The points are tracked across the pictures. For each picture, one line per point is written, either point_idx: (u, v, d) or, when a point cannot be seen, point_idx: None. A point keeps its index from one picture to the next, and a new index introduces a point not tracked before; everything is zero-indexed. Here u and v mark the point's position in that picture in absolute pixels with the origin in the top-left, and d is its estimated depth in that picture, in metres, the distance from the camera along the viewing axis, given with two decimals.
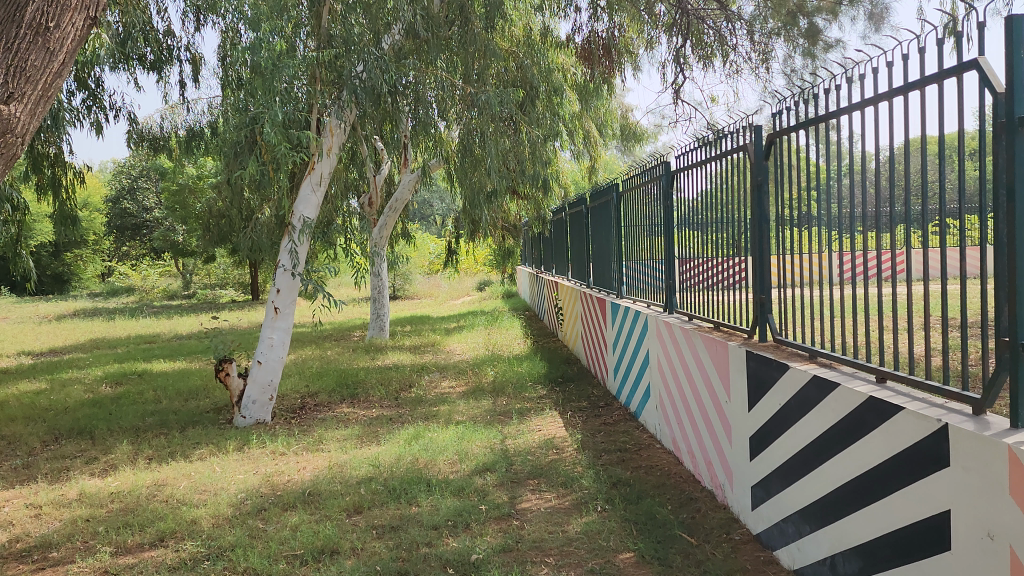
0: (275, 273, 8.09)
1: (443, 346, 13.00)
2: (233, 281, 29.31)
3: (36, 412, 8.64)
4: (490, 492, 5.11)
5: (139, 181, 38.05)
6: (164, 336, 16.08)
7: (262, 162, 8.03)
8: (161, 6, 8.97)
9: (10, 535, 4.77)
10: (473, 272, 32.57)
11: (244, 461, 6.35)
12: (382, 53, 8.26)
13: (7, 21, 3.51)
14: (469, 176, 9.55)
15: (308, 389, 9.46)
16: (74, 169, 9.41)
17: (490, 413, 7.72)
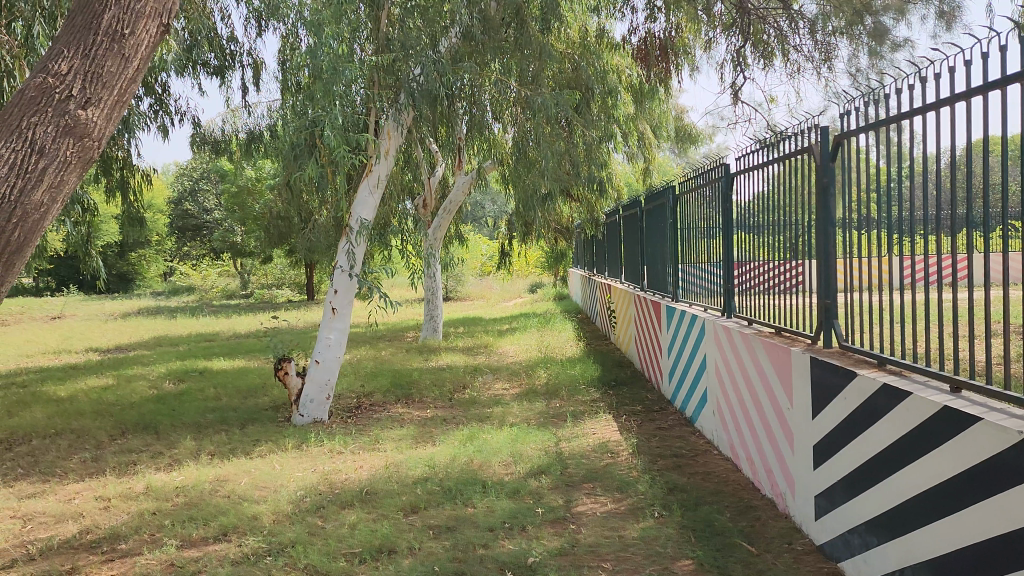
0: (333, 273, 8.19)
1: (495, 347, 13.04)
2: (289, 281, 29.85)
3: (104, 407, 8.92)
4: (544, 495, 5.10)
5: (200, 182, 39.02)
6: (224, 335, 16.47)
7: (321, 164, 8.15)
8: (225, 13, 9.19)
9: (81, 526, 4.92)
10: (524, 273, 32.60)
11: (301, 459, 6.45)
12: (439, 56, 8.31)
13: (85, 30, 3.58)
14: (524, 178, 9.55)
15: (363, 389, 9.57)
16: (140, 172, 9.70)
17: (544, 416, 7.72)
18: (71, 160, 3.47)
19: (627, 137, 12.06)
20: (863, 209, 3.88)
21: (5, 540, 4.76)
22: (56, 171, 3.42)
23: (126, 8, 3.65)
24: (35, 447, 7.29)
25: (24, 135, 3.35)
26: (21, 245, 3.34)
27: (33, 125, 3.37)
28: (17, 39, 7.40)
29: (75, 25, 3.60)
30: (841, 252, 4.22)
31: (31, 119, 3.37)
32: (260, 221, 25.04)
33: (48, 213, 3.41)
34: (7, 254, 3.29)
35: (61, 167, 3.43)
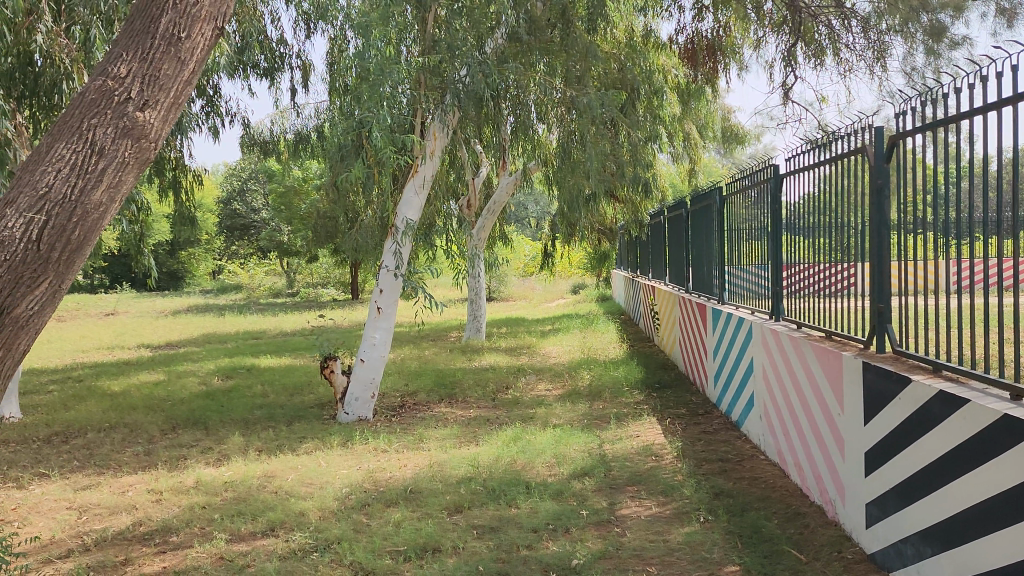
0: (379, 273, 8.27)
1: (538, 348, 13.03)
2: (334, 281, 30.20)
3: (155, 402, 9.12)
4: (588, 497, 5.08)
5: (248, 183, 39.72)
6: (270, 333, 16.74)
7: (368, 165, 8.23)
8: (276, 16, 9.34)
9: (134, 518, 5.04)
10: (567, 274, 32.50)
11: (346, 456, 6.51)
12: (485, 57, 8.33)
13: (143, 33, 3.45)
14: (568, 179, 9.53)
15: (407, 388, 9.64)
16: (191, 172, 9.90)
17: (587, 418, 7.70)
18: (128, 161, 3.36)
19: (672, 137, 11.95)
20: (917, 210, 3.78)
21: (62, 531, 4.90)
22: (114, 172, 3.32)
23: (184, 10, 3.49)
24: (90, 440, 7.49)
25: (84, 136, 3.26)
26: (80, 245, 3.27)
27: (93, 127, 3.28)
28: (76, 43, 7.62)
29: (134, 28, 3.47)
30: (895, 255, 4.13)
31: (90, 121, 3.29)
32: (306, 221, 25.38)
33: (106, 214, 3.32)
34: (66, 254, 3.22)
35: (119, 168, 3.33)
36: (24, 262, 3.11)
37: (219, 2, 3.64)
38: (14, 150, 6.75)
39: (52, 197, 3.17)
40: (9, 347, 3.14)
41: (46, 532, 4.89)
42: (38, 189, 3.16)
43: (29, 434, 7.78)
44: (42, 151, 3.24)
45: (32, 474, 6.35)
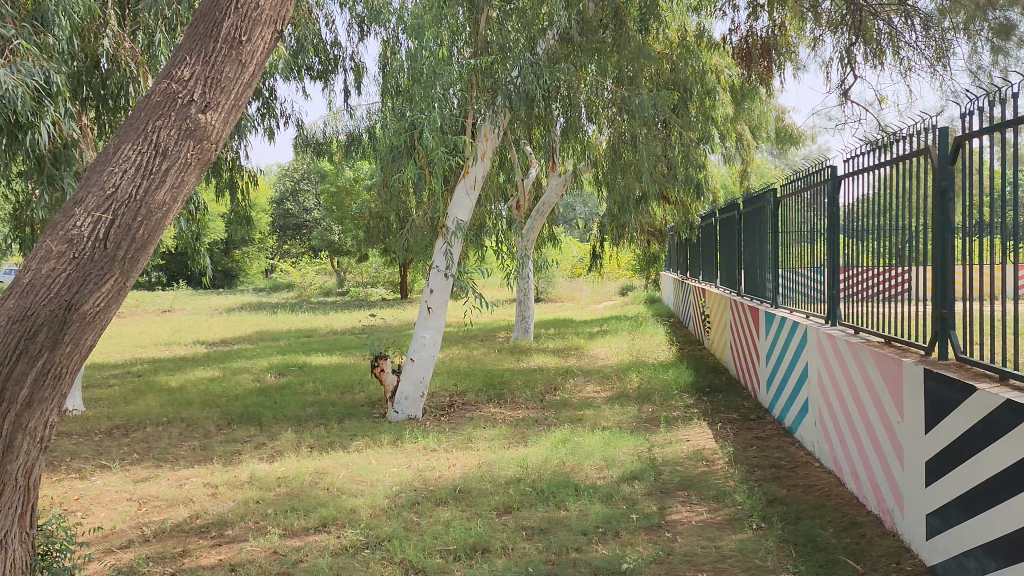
0: (429, 273, 8.30)
1: (586, 350, 12.99)
2: (384, 280, 30.51)
3: (211, 398, 9.33)
4: (638, 501, 5.04)
5: (301, 183, 40.40)
6: (322, 331, 16.99)
7: (420, 166, 8.29)
8: (330, 19, 9.47)
9: (192, 511, 5.16)
10: (616, 275, 32.33)
11: (396, 455, 6.58)
12: (536, 58, 8.34)
13: (205, 37, 3.50)
14: (618, 181, 9.47)
15: (456, 388, 9.70)
16: (247, 173, 10.09)
17: (637, 421, 7.64)
18: (191, 161, 3.44)
19: (724, 138, 11.82)
20: (983, 214, 3.67)
21: (123, 521, 5.03)
22: (177, 173, 3.41)
23: (245, 15, 3.54)
24: (150, 434, 7.69)
25: (149, 138, 3.35)
26: (145, 243, 3.35)
27: (157, 129, 3.36)
28: (140, 47, 7.87)
29: (196, 32, 3.52)
30: (959, 259, 4.00)
31: (155, 124, 3.37)
32: (357, 220, 25.69)
33: (168, 214, 3.40)
34: (131, 253, 3.30)
35: (182, 169, 3.41)
36: (92, 260, 3.20)
37: (280, 5, 3.68)
38: (80, 151, 6.97)
39: (119, 197, 3.26)
40: (77, 342, 3.23)
41: (107, 523, 5.03)
42: (105, 190, 3.25)
43: (91, 427, 8.02)
44: (108, 152, 3.33)
45: (94, 465, 6.54)
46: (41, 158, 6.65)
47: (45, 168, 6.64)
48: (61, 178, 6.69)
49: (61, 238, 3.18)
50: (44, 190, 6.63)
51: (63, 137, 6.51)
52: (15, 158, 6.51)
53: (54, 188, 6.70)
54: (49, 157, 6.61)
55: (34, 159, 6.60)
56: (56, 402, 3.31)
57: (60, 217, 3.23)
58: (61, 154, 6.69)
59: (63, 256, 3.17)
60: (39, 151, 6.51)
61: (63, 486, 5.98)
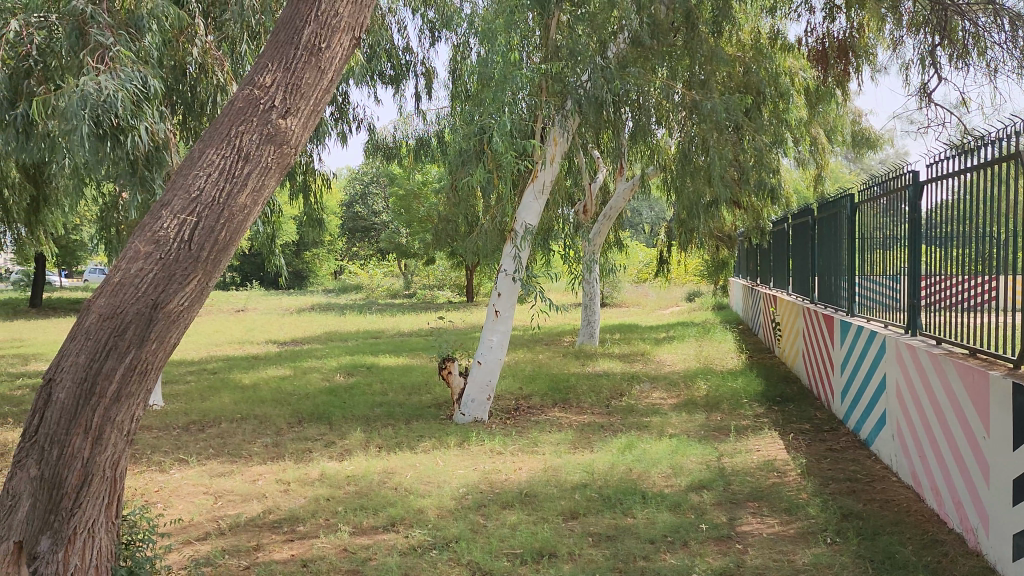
0: (497, 276, 8.33)
1: (652, 356, 12.85)
2: (450, 283, 30.77)
3: (283, 396, 9.55)
4: (707, 511, 4.96)
5: (370, 185, 41.21)
6: (389, 333, 17.22)
7: (489, 170, 8.34)
8: (402, 25, 9.61)
9: (265, 506, 5.29)
10: (683, 281, 31.88)
11: (463, 456, 6.62)
12: (607, 62, 8.31)
13: (286, 45, 3.58)
14: (688, 185, 9.35)
15: (522, 392, 9.71)
16: (320, 177, 10.30)
17: (705, 429, 7.52)
18: (272, 166, 3.52)
19: (797, 142, 11.57)
20: None
21: (200, 514, 5.19)
22: (259, 177, 3.50)
23: (324, 22, 3.61)
24: (224, 430, 7.92)
25: (232, 142, 3.45)
26: (227, 244, 3.44)
27: (240, 134, 3.46)
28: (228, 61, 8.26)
29: (278, 40, 3.61)
30: None
31: (237, 129, 3.46)
32: (425, 224, 26.02)
33: (249, 216, 3.50)
34: (214, 254, 3.40)
35: (263, 173, 3.50)
36: (177, 261, 3.31)
37: (359, 13, 3.74)
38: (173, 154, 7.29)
39: (203, 200, 3.37)
40: (163, 340, 3.34)
41: (186, 515, 5.20)
42: (190, 193, 3.37)
43: (170, 421, 8.31)
44: (194, 156, 3.45)
45: (172, 459, 6.76)
46: (134, 160, 6.88)
47: (138, 170, 6.87)
48: (152, 180, 6.95)
49: (149, 239, 3.31)
50: (136, 190, 6.86)
51: (156, 139, 6.82)
52: (117, 163, 6.72)
53: (145, 190, 6.94)
54: (142, 159, 6.86)
55: (129, 162, 6.82)
56: (142, 397, 3.42)
57: (149, 219, 3.37)
58: (152, 156, 6.98)
59: (150, 257, 3.29)
60: (137, 153, 6.73)
61: (143, 478, 6.20)
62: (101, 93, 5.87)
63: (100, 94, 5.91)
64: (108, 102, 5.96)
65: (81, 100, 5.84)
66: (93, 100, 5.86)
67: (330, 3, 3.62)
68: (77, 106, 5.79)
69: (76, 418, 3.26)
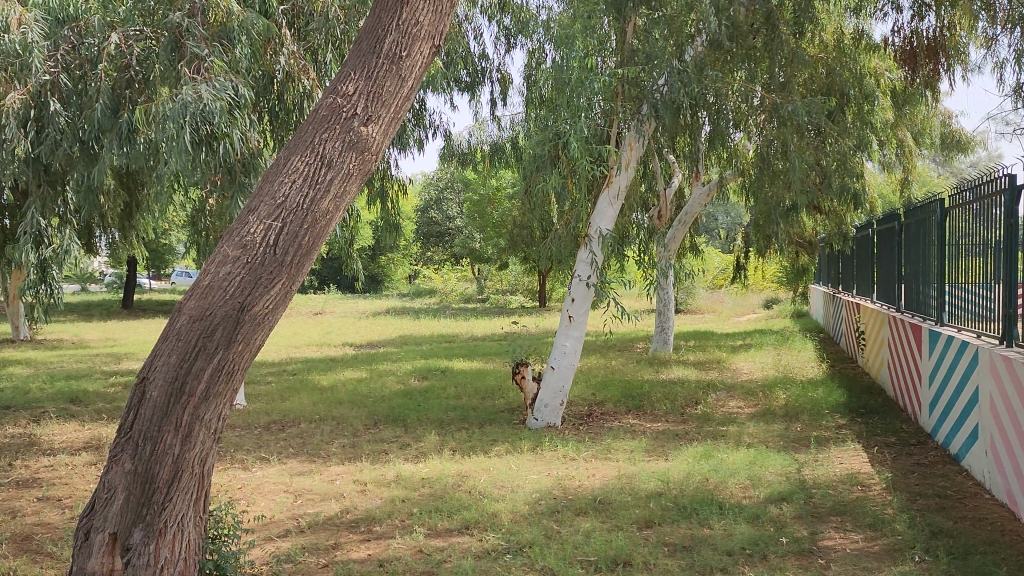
0: (571, 282, 8.31)
1: (728, 363, 12.61)
2: (523, 288, 30.82)
3: (360, 398, 9.74)
4: (787, 524, 4.83)
5: (445, 192, 41.86)
6: (462, 337, 17.37)
7: (564, 175, 8.33)
8: (478, 32, 9.70)
9: (342, 506, 5.39)
10: (761, 287, 31.17)
11: (536, 462, 6.63)
12: (686, 66, 8.20)
13: (369, 53, 3.65)
14: (766, 190, 9.16)
15: (595, 398, 9.66)
16: (397, 183, 10.46)
17: (784, 439, 7.34)
18: (354, 172, 3.60)
19: (883, 145, 11.18)
20: None
21: (281, 512, 5.33)
22: (341, 183, 3.58)
23: (405, 31, 3.67)
24: (303, 430, 8.12)
25: (316, 149, 3.53)
26: (310, 248, 3.53)
27: (324, 141, 3.54)
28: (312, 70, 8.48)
29: (361, 49, 3.68)
30: None
31: (321, 136, 3.55)
32: (499, 229, 26.18)
33: (331, 222, 3.58)
34: (298, 258, 3.49)
35: (345, 179, 3.58)
36: (263, 264, 3.42)
37: (439, 22, 3.79)
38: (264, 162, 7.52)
39: (288, 205, 3.47)
40: (249, 342, 3.44)
41: (267, 512, 5.34)
42: (276, 199, 3.47)
43: (252, 421, 8.57)
44: (279, 163, 3.55)
45: (255, 457, 6.97)
46: (232, 170, 7.20)
47: (236, 178, 7.17)
48: (250, 185, 7.24)
49: (237, 243, 3.42)
50: (238, 196, 7.14)
51: (250, 146, 7.20)
52: (214, 170, 6.99)
53: (245, 195, 7.22)
54: (239, 167, 7.17)
55: (228, 171, 7.13)
56: (229, 398, 3.53)
57: (237, 224, 3.48)
58: (249, 164, 7.28)
59: (238, 260, 3.40)
60: (233, 161, 7.01)
61: (227, 475, 6.40)
62: (200, 102, 6.17)
63: (199, 103, 6.19)
64: (206, 111, 6.24)
65: (182, 108, 6.12)
66: (193, 108, 6.14)
67: (411, 13, 3.69)
68: (178, 114, 6.07)
69: (168, 415, 3.38)
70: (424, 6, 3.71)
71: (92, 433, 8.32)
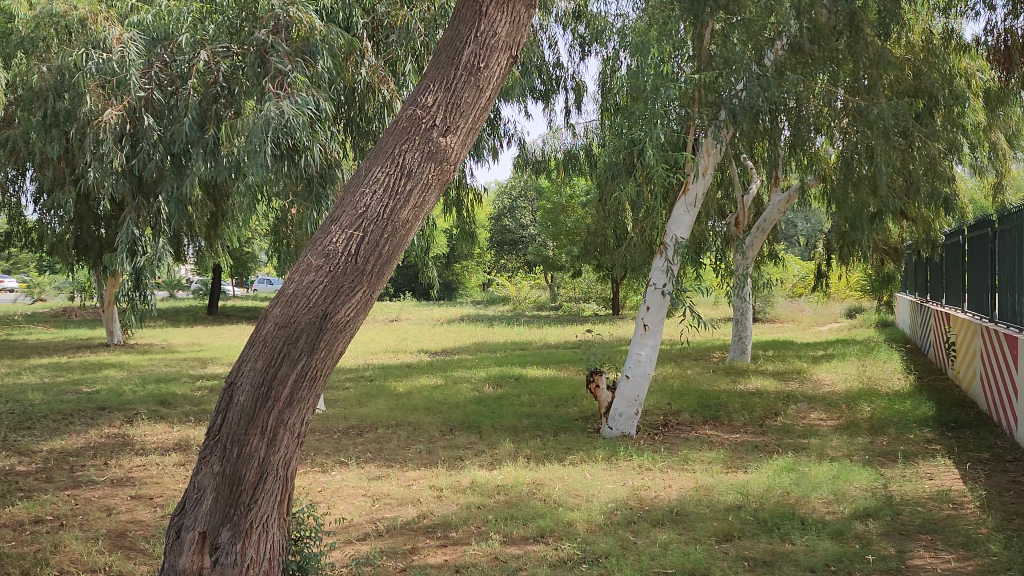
0: (646, 290, 8.21)
1: (809, 374, 12.28)
2: (597, 295, 30.63)
3: (436, 404, 9.85)
4: (874, 541, 4.66)
5: (518, 201, 42.16)
6: (536, 345, 17.36)
7: (640, 183, 8.26)
8: (553, 41, 9.73)
9: (420, 511, 5.47)
10: (843, 296, 30.24)
11: (612, 471, 6.57)
12: (765, 70, 8.04)
13: (447, 66, 3.70)
14: (850, 196, 8.89)
15: (670, 407, 9.54)
16: (472, 192, 10.56)
17: (870, 453, 7.09)
18: (432, 182, 3.65)
19: (975, 148, 10.72)
20: None
21: (359, 515, 5.43)
22: (420, 193, 3.63)
23: (483, 43, 3.71)
24: (381, 435, 8.27)
25: (396, 160, 3.60)
26: (390, 258, 3.59)
27: (403, 152, 3.61)
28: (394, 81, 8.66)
29: (439, 61, 3.74)
30: None
31: (401, 147, 3.62)
32: (573, 236, 26.15)
33: (410, 231, 3.63)
34: (378, 267, 3.56)
35: (424, 190, 3.63)
36: (345, 273, 3.49)
37: (517, 32, 3.82)
38: (342, 173, 7.68)
39: (369, 215, 3.54)
40: (331, 349, 3.52)
41: (347, 515, 5.45)
42: (357, 210, 3.55)
43: (331, 425, 8.76)
44: (361, 175, 3.63)
45: (334, 461, 7.13)
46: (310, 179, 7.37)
47: (314, 189, 7.33)
48: (327, 197, 7.38)
49: (320, 253, 3.51)
50: (315, 208, 7.30)
51: (328, 157, 7.40)
52: (294, 181, 7.17)
53: (323, 206, 7.37)
54: (318, 178, 7.33)
55: (306, 181, 7.30)
56: (312, 403, 3.62)
57: (320, 234, 3.57)
58: (326, 174, 7.43)
59: (321, 269, 3.49)
60: (313, 172, 7.20)
61: (308, 478, 6.56)
62: (283, 117, 6.38)
63: (281, 119, 6.40)
64: (288, 126, 6.45)
65: (265, 124, 6.33)
66: (275, 124, 6.34)
67: (489, 24, 3.73)
68: (261, 130, 6.28)
69: (254, 419, 3.49)
70: (501, 16, 3.75)
71: (181, 434, 8.64)
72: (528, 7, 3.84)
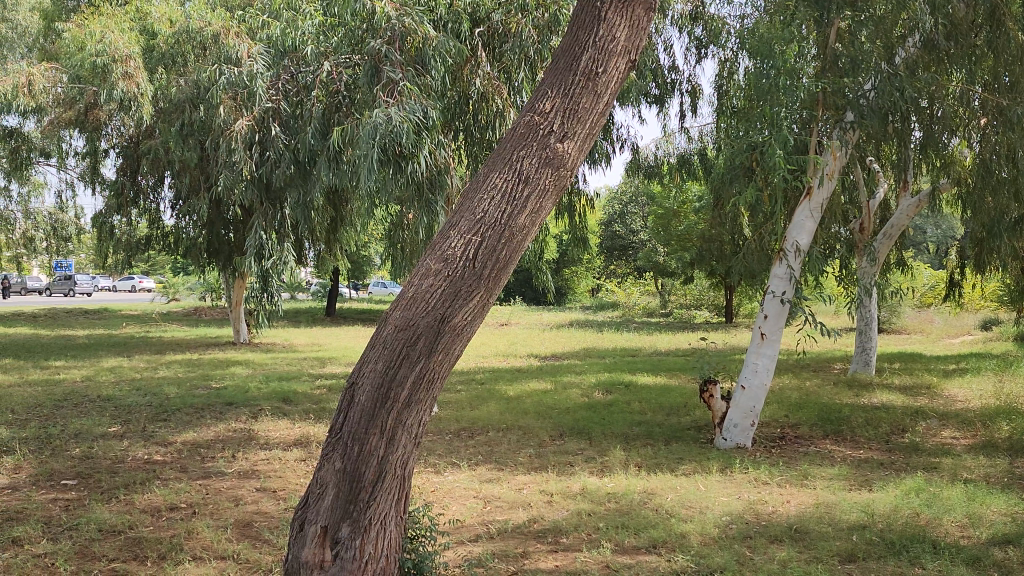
0: (764, 298, 7.94)
1: (940, 389, 11.59)
2: (709, 303, 29.92)
3: (546, 409, 9.86)
4: (1015, 570, 4.35)
5: (628, 206, 41.87)
6: (646, 352, 17.11)
7: (759, 187, 8.01)
8: (668, 43, 9.59)
9: (530, 515, 5.49)
10: (977, 306, 28.39)
11: (726, 483, 6.41)
12: (895, 70, 7.68)
13: (566, 71, 3.70)
14: (986, 200, 8.37)
15: (789, 420, 9.21)
16: (584, 197, 10.53)
17: (1010, 475, 6.63)
18: (549, 188, 3.65)
19: None
20: None
21: (472, 517, 5.51)
22: (537, 199, 3.64)
23: (601, 47, 3.69)
24: (492, 438, 8.36)
25: (513, 166, 3.63)
26: (506, 262, 3.63)
27: (520, 158, 3.63)
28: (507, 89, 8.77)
29: (558, 66, 3.74)
30: None
31: (518, 153, 3.64)
32: (685, 242, 25.64)
33: (525, 237, 3.64)
34: (494, 272, 3.59)
35: (541, 195, 3.64)
36: (462, 277, 3.55)
37: (636, 36, 3.77)
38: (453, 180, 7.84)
39: (486, 221, 3.58)
40: (448, 352, 3.59)
41: (460, 516, 5.54)
42: (475, 215, 3.60)
43: (444, 428, 8.91)
44: (479, 180, 3.68)
45: (446, 462, 7.26)
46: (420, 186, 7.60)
47: (423, 194, 7.55)
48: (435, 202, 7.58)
49: (439, 257, 3.58)
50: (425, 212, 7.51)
51: (437, 163, 7.61)
52: (407, 186, 7.40)
53: (432, 211, 7.59)
54: (426, 184, 7.54)
55: (417, 187, 7.53)
56: (429, 405, 3.70)
57: (439, 239, 3.64)
58: (436, 180, 7.66)
59: (439, 273, 3.56)
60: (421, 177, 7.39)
61: (421, 478, 6.70)
62: (389, 123, 6.59)
63: (389, 125, 6.62)
64: (395, 131, 6.67)
65: (373, 130, 6.55)
66: (383, 129, 6.57)
67: (608, 28, 3.70)
68: (370, 135, 6.51)
69: (374, 419, 3.59)
70: (620, 21, 3.72)
71: (302, 431, 8.99)
72: (647, 11, 3.78)
